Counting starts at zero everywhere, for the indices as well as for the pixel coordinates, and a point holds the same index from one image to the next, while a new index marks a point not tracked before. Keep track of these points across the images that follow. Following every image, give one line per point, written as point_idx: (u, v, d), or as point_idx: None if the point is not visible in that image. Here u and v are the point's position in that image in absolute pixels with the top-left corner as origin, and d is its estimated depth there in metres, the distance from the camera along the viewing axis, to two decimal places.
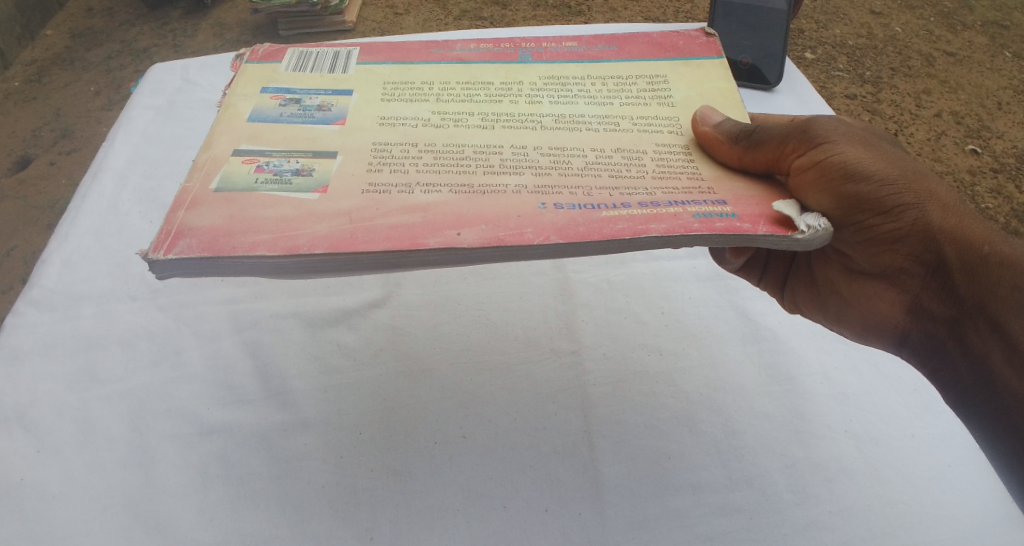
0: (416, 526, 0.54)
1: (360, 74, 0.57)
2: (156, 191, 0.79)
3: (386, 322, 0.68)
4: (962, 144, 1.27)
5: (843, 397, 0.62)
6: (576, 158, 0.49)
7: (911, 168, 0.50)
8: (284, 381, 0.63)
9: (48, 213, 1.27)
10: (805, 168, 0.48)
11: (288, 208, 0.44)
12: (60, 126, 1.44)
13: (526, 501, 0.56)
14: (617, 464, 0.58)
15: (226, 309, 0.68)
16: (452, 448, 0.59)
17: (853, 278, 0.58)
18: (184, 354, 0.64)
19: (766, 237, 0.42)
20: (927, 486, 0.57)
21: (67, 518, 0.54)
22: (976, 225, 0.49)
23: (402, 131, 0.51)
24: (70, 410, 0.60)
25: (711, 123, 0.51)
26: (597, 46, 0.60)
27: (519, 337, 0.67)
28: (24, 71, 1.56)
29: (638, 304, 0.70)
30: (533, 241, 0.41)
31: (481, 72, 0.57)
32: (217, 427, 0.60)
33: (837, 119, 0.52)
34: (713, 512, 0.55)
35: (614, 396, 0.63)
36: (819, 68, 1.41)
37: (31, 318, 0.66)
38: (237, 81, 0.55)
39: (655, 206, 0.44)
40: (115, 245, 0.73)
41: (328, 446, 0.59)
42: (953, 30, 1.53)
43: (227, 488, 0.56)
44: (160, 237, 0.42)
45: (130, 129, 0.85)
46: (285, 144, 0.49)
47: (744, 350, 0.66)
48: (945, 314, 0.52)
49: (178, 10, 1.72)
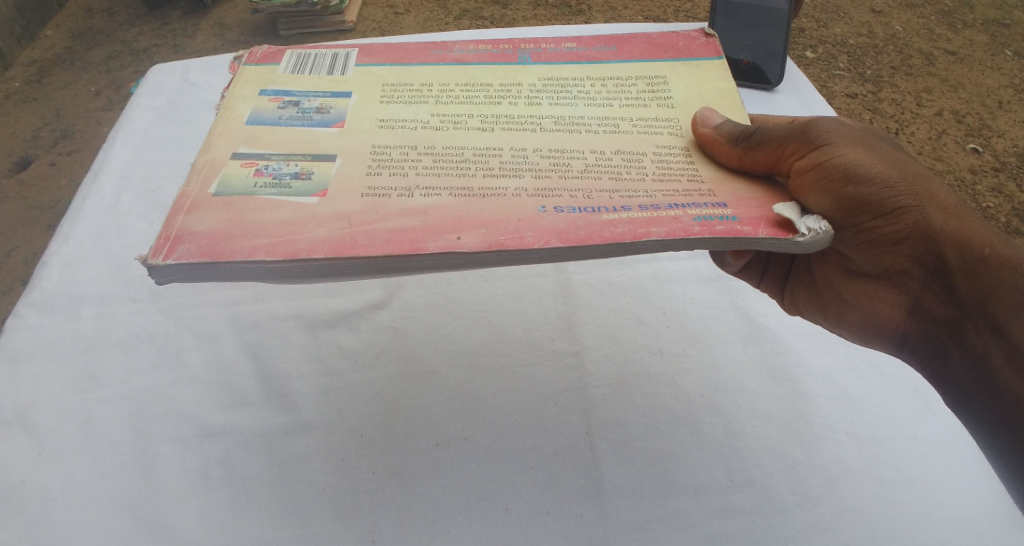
0: (417, 528, 0.54)
1: (360, 76, 0.57)
2: (156, 193, 0.79)
3: (387, 324, 0.68)
4: (963, 143, 1.27)
5: (844, 398, 0.62)
6: (576, 160, 0.49)
7: (912, 170, 0.50)
8: (285, 383, 0.63)
9: (48, 214, 1.28)
10: (805, 170, 0.48)
11: (287, 212, 0.44)
12: (60, 126, 1.44)
13: (528, 503, 0.56)
14: (618, 465, 0.58)
15: (226, 311, 0.68)
16: (454, 450, 0.59)
17: (853, 279, 0.58)
18: (185, 356, 0.64)
19: (767, 240, 0.42)
20: (927, 486, 0.57)
21: (69, 520, 0.54)
22: (977, 226, 0.49)
23: (401, 133, 0.51)
24: (71, 412, 0.60)
25: (712, 124, 0.51)
26: (597, 47, 0.60)
27: (520, 339, 0.67)
28: (24, 72, 1.56)
29: (638, 305, 0.70)
30: (533, 244, 0.41)
31: (481, 73, 0.57)
32: (219, 429, 0.60)
33: (838, 120, 0.52)
34: (714, 513, 0.55)
35: (615, 397, 0.63)
36: (820, 67, 1.41)
37: (32, 320, 0.66)
38: (236, 82, 0.55)
39: (655, 209, 0.44)
40: (116, 247, 0.73)
41: (330, 448, 0.59)
42: (954, 29, 1.52)
43: (229, 490, 0.56)
44: (160, 242, 0.42)
45: (130, 130, 0.85)
46: (284, 147, 0.49)
47: (745, 351, 0.66)
48: (945, 316, 0.52)
49: (178, 10, 1.72)
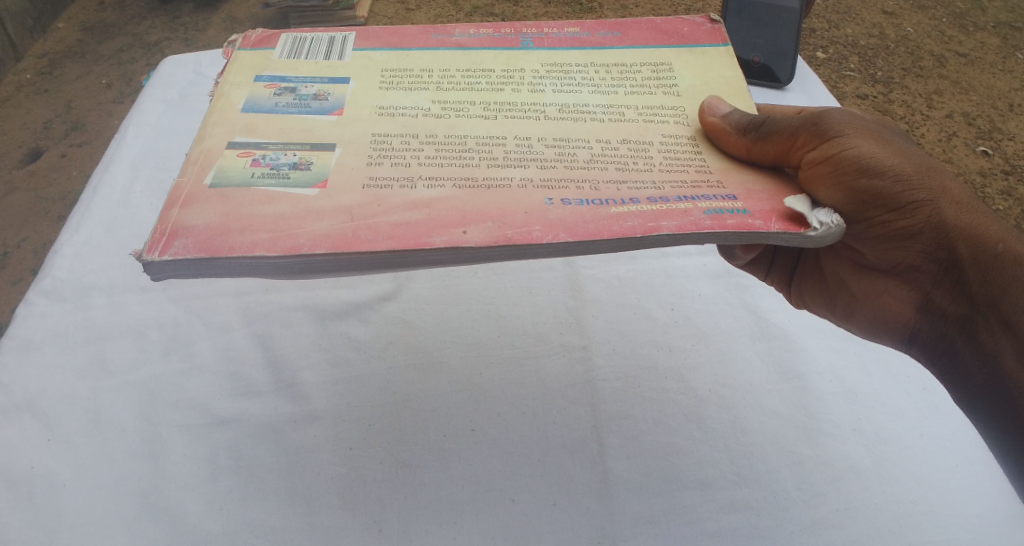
0: (423, 518, 0.55)
1: (358, 61, 0.57)
2: (167, 182, 0.79)
3: (396, 315, 0.69)
4: (973, 146, 1.27)
5: (852, 396, 0.62)
6: (581, 150, 0.49)
7: (925, 164, 0.50)
8: (295, 373, 0.64)
9: (57, 205, 1.28)
10: (816, 162, 0.48)
11: (287, 205, 0.44)
12: (71, 118, 1.44)
13: (533, 493, 0.56)
14: (625, 458, 0.58)
15: (237, 301, 0.69)
16: (461, 441, 0.59)
17: (863, 274, 0.58)
18: (195, 345, 0.65)
19: (778, 234, 0.42)
20: (935, 485, 0.57)
21: (77, 506, 0.54)
22: (989, 222, 0.50)
23: (401, 121, 0.51)
24: (81, 400, 0.60)
25: (719, 113, 0.50)
26: (600, 31, 0.60)
27: (528, 332, 0.67)
28: (36, 64, 1.57)
29: (648, 301, 0.70)
30: (542, 239, 0.42)
31: (481, 58, 0.57)
32: (228, 418, 0.60)
33: (849, 111, 0.52)
34: (721, 509, 0.55)
35: (625, 392, 0.63)
36: (830, 68, 1.41)
37: (41, 308, 0.67)
38: (230, 69, 0.55)
39: (664, 201, 0.44)
40: (128, 237, 0.74)
41: (338, 438, 0.59)
42: (966, 31, 1.52)
43: (238, 478, 0.56)
44: (156, 237, 0.42)
45: (142, 121, 0.86)
46: (281, 136, 0.49)
47: (753, 348, 0.66)
48: (956, 312, 0.52)
49: (190, 4, 1.73)
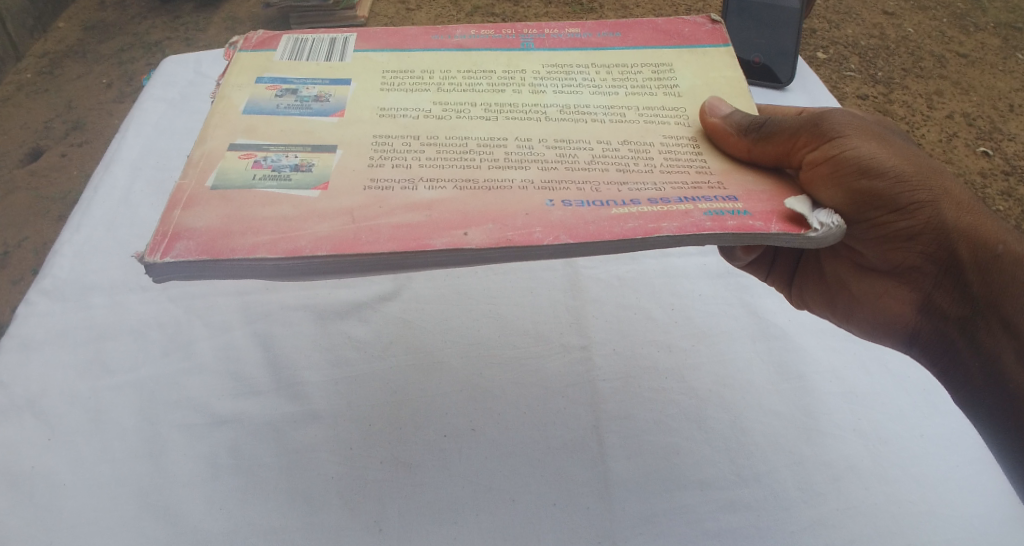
0: (424, 518, 0.55)
1: (359, 62, 0.57)
2: (167, 182, 0.79)
3: (397, 315, 0.69)
4: (973, 146, 1.27)
5: (852, 396, 0.62)
6: (581, 151, 0.49)
7: (926, 165, 0.50)
8: (296, 373, 0.64)
9: (57, 204, 1.28)
10: (817, 163, 0.48)
11: (288, 206, 0.44)
12: (71, 118, 1.44)
13: (534, 493, 0.56)
14: (625, 458, 0.58)
15: (237, 301, 0.69)
16: (461, 441, 0.59)
17: (863, 275, 0.58)
18: (196, 345, 0.65)
19: (779, 236, 0.42)
20: (935, 485, 0.57)
21: (78, 506, 0.55)
22: (989, 223, 0.50)
23: (402, 122, 0.51)
24: (81, 400, 0.60)
25: (720, 114, 0.50)
26: (601, 32, 0.60)
27: (528, 332, 0.68)
28: (36, 64, 1.57)
29: (649, 301, 0.70)
30: (543, 240, 0.42)
31: (482, 59, 0.57)
32: (229, 417, 0.60)
33: (850, 111, 0.52)
34: (720, 509, 0.55)
35: (625, 392, 0.63)
36: (831, 68, 1.41)
37: (42, 307, 0.67)
38: (231, 70, 0.55)
39: (665, 203, 0.44)
40: (129, 237, 0.74)
41: (338, 437, 0.59)
42: (966, 32, 1.52)
43: (238, 478, 0.56)
44: (158, 239, 0.42)
45: (142, 121, 0.86)
46: (282, 138, 0.49)
47: (754, 348, 0.66)
48: (956, 313, 0.52)
49: (190, 4, 1.72)
